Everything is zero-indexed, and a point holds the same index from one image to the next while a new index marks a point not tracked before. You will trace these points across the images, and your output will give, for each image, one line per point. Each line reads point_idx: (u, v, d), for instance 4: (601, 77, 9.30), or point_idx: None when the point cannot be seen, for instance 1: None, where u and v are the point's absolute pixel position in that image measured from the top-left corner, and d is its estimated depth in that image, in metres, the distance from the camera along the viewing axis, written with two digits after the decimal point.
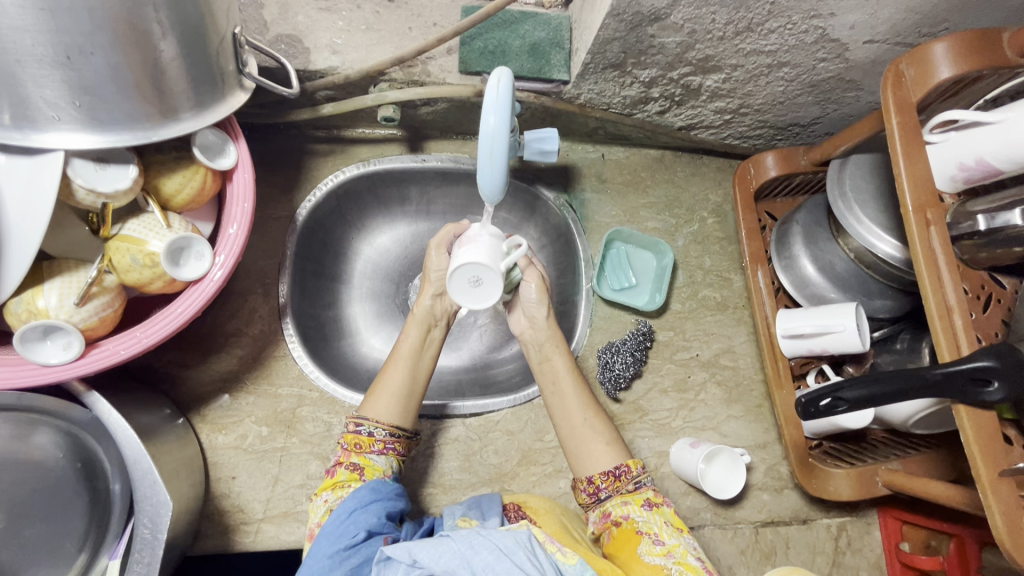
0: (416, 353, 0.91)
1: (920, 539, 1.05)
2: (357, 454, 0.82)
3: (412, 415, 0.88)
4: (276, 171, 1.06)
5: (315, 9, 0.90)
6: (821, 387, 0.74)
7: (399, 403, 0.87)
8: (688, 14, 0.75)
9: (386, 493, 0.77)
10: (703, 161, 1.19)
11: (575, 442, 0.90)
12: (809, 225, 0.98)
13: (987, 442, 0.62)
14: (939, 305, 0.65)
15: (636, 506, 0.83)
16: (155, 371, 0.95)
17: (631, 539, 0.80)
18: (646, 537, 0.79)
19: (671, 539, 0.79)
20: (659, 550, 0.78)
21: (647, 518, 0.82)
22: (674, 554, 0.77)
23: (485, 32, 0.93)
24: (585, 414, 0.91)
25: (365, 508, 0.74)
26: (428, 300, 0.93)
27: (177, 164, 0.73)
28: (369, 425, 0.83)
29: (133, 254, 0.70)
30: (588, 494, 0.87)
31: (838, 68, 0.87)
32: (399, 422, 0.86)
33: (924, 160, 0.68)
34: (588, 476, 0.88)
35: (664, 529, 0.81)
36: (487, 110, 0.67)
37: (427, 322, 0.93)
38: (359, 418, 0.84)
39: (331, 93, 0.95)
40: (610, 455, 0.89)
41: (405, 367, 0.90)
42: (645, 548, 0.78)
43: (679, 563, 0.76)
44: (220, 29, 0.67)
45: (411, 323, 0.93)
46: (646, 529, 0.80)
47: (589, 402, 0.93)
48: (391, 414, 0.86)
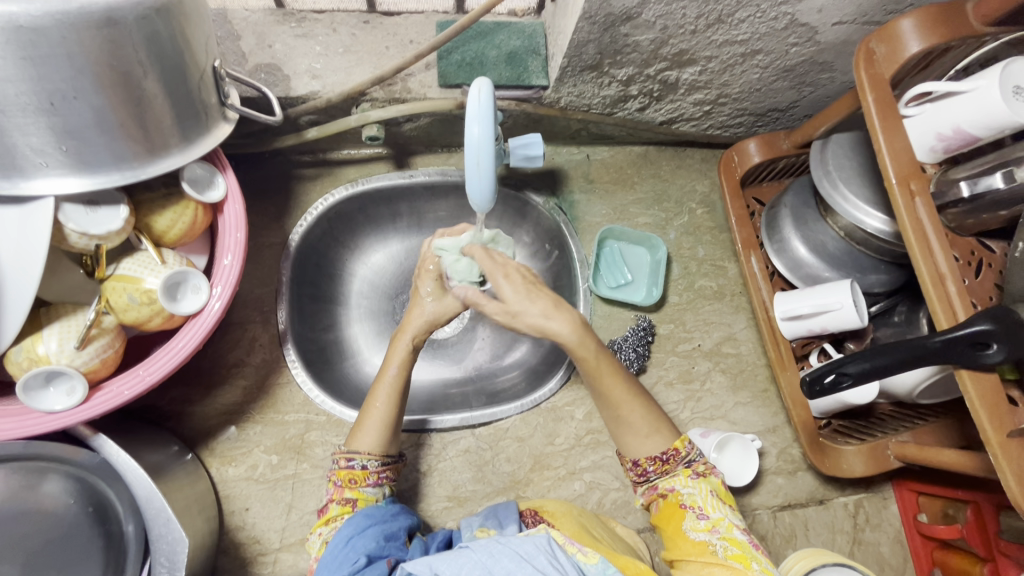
0: (398, 390, 0.88)
1: (937, 509, 1.06)
2: (351, 488, 0.82)
3: (397, 441, 0.87)
4: (265, 199, 1.06)
5: (292, 36, 0.91)
6: (824, 363, 0.71)
7: (387, 432, 0.85)
8: (659, 11, 0.76)
9: (381, 517, 0.77)
10: (686, 154, 1.21)
11: (620, 424, 0.82)
12: (797, 207, 0.99)
13: (992, 404, 0.63)
14: (930, 274, 0.66)
15: (684, 478, 0.79)
16: (160, 409, 0.95)
17: (674, 514, 0.77)
18: (690, 512, 0.76)
19: (715, 512, 0.76)
20: (704, 525, 0.75)
21: (694, 489, 0.78)
22: (718, 529, 0.74)
23: (461, 45, 0.94)
24: (625, 399, 0.81)
25: (362, 534, 0.74)
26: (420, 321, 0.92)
27: (167, 200, 0.73)
28: (361, 458, 0.82)
29: (129, 293, 0.69)
30: (636, 473, 0.82)
31: (810, 51, 0.88)
32: (388, 449, 0.85)
33: (902, 134, 0.69)
34: (637, 458, 0.81)
35: (710, 501, 0.77)
36: (470, 121, 0.67)
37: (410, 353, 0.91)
38: (349, 453, 0.83)
39: (314, 118, 0.96)
40: (659, 440, 0.81)
41: (388, 395, 0.87)
42: (690, 524, 0.75)
43: (724, 538, 0.73)
44: (199, 64, 0.68)
45: (394, 353, 0.90)
46: (690, 502, 0.77)
47: (626, 384, 0.82)
48: (381, 443, 0.84)
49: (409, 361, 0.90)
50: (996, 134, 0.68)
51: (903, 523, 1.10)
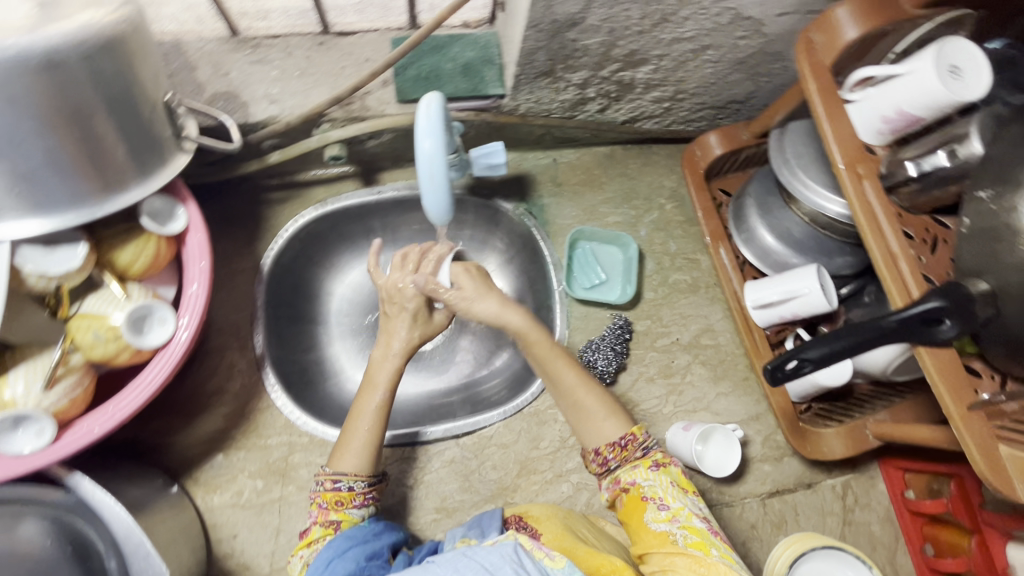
0: (383, 413, 0.88)
1: (923, 484, 1.07)
2: (336, 510, 0.82)
3: (381, 461, 0.87)
4: (235, 226, 1.07)
5: (248, 62, 0.92)
6: (784, 350, 0.68)
7: (372, 452, 0.85)
8: (603, 15, 0.77)
9: (362, 537, 0.78)
10: (652, 151, 1.22)
11: (576, 412, 0.88)
12: (761, 196, 1.00)
13: (951, 378, 0.64)
14: (882, 255, 0.67)
15: (643, 471, 0.81)
16: (140, 442, 0.95)
17: (637, 507, 0.79)
18: (652, 503, 0.78)
19: (676, 502, 0.78)
20: (664, 516, 0.76)
21: (654, 481, 0.80)
22: (678, 518, 0.76)
23: (417, 60, 0.95)
24: (576, 383, 0.89)
25: (342, 556, 0.74)
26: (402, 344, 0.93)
27: (129, 235, 0.73)
28: (347, 479, 0.82)
29: (95, 330, 0.70)
30: (597, 463, 0.86)
31: (759, 43, 0.89)
32: (374, 469, 0.85)
33: (844, 120, 0.71)
34: (596, 448, 0.86)
35: (670, 492, 0.79)
36: (421, 136, 0.68)
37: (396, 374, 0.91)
38: (335, 474, 0.83)
39: (277, 141, 0.97)
40: (615, 422, 0.86)
41: (373, 416, 0.87)
42: (652, 515, 0.77)
43: (683, 526, 0.75)
44: (150, 98, 0.69)
45: (378, 376, 0.90)
46: (651, 493, 0.79)
47: (581, 376, 0.89)
48: (366, 464, 0.84)
49: (394, 382, 0.91)
50: (938, 113, 0.69)
51: (891, 501, 1.11)
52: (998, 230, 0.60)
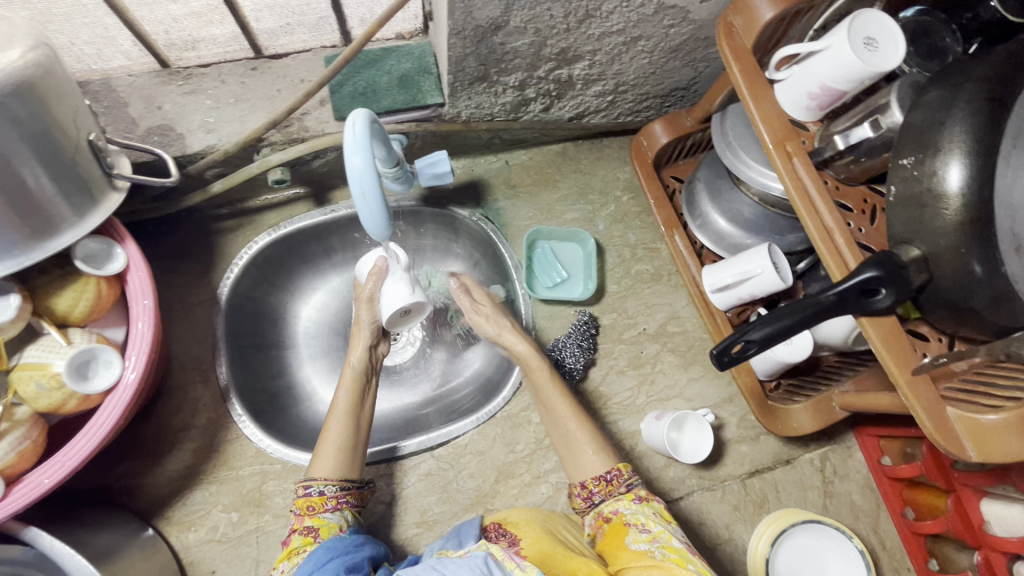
0: (352, 415, 0.91)
1: (897, 450, 1.08)
2: (310, 516, 0.81)
3: (358, 466, 0.88)
4: (188, 259, 1.06)
5: (180, 94, 0.92)
6: (729, 334, 0.69)
7: (342, 456, 0.87)
8: (525, 16, 0.78)
9: (343, 549, 0.76)
10: (604, 144, 1.22)
11: (568, 446, 0.91)
12: (710, 180, 1.00)
13: (894, 345, 0.65)
14: (817, 229, 0.68)
15: (627, 501, 0.82)
16: (109, 487, 0.94)
17: (619, 532, 0.79)
18: (633, 528, 0.78)
19: (657, 526, 0.78)
20: (645, 537, 0.76)
21: (638, 511, 0.81)
22: (658, 539, 0.76)
23: (351, 76, 0.94)
24: (570, 421, 0.92)
25: (322, 568, 0.72)
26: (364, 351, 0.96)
27: (65, 280, 0.72)
28: (318, 484, 0.83)
29: (38, 380, 0.69)
30: (583, 499, 0.86)
31: (689, 30, 0.90)
32: (347, 474, 0.86)
33: (768, 101, 0.72)
34: (581, 482, 0.87)
35: (652, 517, 0.79)
36: (350, 154, 0.68)
37: (362, 378, 0.95)
38: (307, 481, 0.84)
39: (220, 170, 0.97)
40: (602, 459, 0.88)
41: (341, 421, 0.89)
42: (632, 538, 0.77)
43: (662, 546, 0.75)
44: (72, 138, 0.68)
45: (343, 382, 0.93)
46: (634, 520, 0.79)
47: (572, 405, 0.93)
48: (338, 467, 0.86)
49: (361, 386, 0.94)
50: (859, 86, 0.69)
51: (870, 469, 1.11)
52: (922, 196, 0.60)
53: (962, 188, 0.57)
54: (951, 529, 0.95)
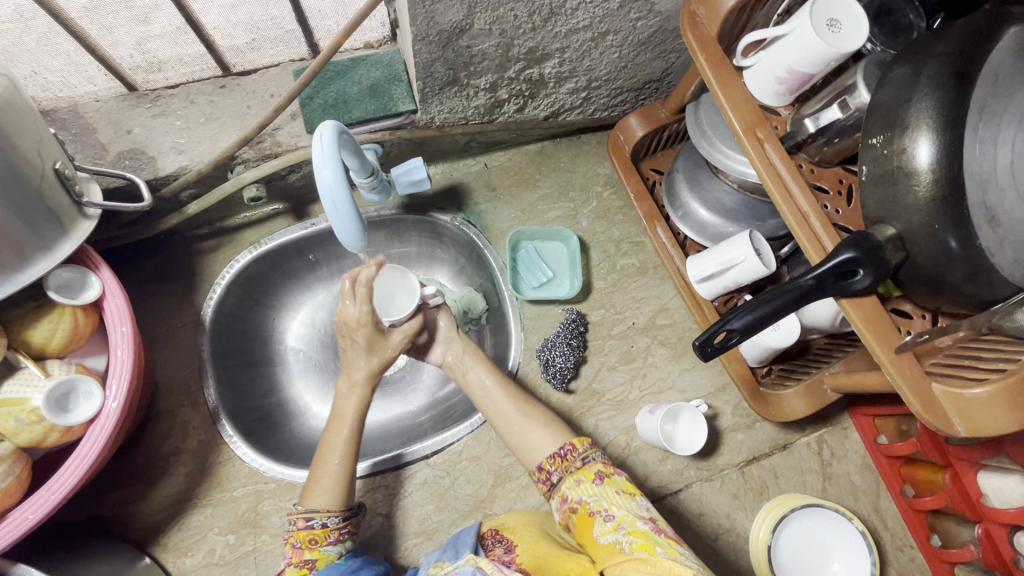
0: (353, 443, 0.87)
1: (893, 427, 1.07)
2: (311, 549, 0.80)
3: (354, 491, 0.86)
4: (170, 282, 1.05)
5: (149, 117, 0.91)
6: (711, 324, 0.69)
7: (343, 486, 0.84)
8: (489, 18, 0.78)
9: None
10: (582, 141, 1.22)
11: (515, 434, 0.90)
12: (689, 170, 1.00)
13: (877, 325, 0.65)
14: (794, 214, 0.68)
15: (589, 485, 0.80)
16: (102, 517, 0.93)
17: (586, 523, 0.77)
18: (598, 517, 0.76)
19: (620, 510, 0.77)
20: (610, 526, 0.75)
21: (600, 494, 0.79)
22: (624, 525, 0.74)
23: (322, 88, 0.94)
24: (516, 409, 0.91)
25: None
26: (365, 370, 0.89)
27: (39, 312, 0.71)
28: (321, 517, 0.81)
29: (16, 415, 0.68)
30: (545, 486, 0.85)
31: (657, 22, 0.90)
32: (346, 502, 0.84)
33: (736, 88, 0.72)
34: (539, 465, 0.86)
35: (614, 500, 0.78)
36: (320, 166, 0.68)
37: (363, 400, 0.90)
38: (307, 513, 0.82)
39: (195, 191, 0.96)
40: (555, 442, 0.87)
41: (342, 447, 0.86)
42: (599, 529, 0.75)
43: (628, 533, 0.73)
44: (36, 168, 0.67)
45: (345, 407, 0.88)
46: (597, 507, 0.77)
47: (519, 395, 0.93)
48: (338, 498, 0.83)
49: (363, 410, 0.90)
50: (827, 67, 0.69)
51: (867, 449, 1.11)
52: (894, 174, 0.60)
53: (931, 163, 0.57)
54: (950, 504, 0.95)
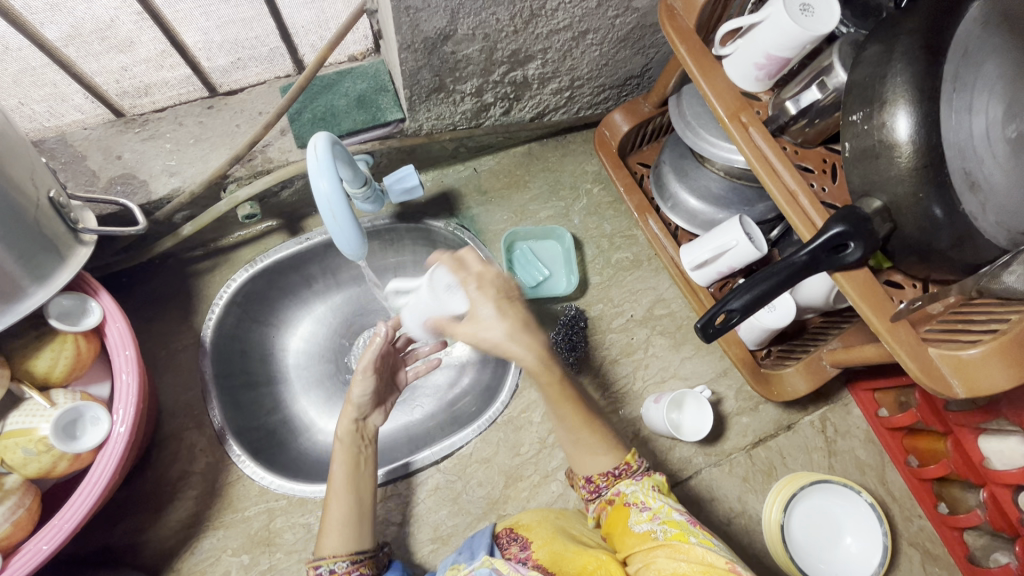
0: (350, 487, 0.86)
1: (892, 400, 1.09)
2: None
3: (369, 534, 0.85)
4: (167, 305, 1.05)
5: (138, 141, 0.92)
6: (710, 306, 0.71)
7: (351, 530, 0.83)
8: (472, 23, 0.80)
9: None
10: (569, 140, 1.23)
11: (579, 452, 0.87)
12: (676, 161, 1.02)
13: (869, 296, 0.67)
14: (783, 193, 0.70)
15: (628, 479, 0.83)
16: (112, 547, 0.92)
17: (622, 515, 0.80)
18: (633, 508, 0.79)
19: (656, 502, 0.78)
20: (646, 516, 0.77)
21: (638, 488, 0.81)
22: (659, 515, 0.76)
23: (310, 101, 0.95)
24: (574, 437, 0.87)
25: None
26: (349, 423, 0.90)
27: (41, 341, 0.71)
28: (328, 563, 0.80)
29: (24, 446, 0.67)
30: (588, 491, 0.85)
31: (635, 18, 0.92)
32: (357, 547, 0.83)
33: (718, 75, 0.74)
34: (586, 476, 0.86)
35: (649, 494, 0.80)
36: (316, 177, 0.70)
37: (354, 443, 0.89)
38: (317, 561, 0.80)
39: (189, 212, 0.97)
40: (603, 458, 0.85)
41: (345, 495, 0.85)
42: (634, 519, 0.77)
43: (664, 522, 0.74)
44: (30, 197, 0.67)
45: (336, 451, 0.88)
46: (634, 499, 0.80)
47: (583, 415, 0.85)
48: (346, 542, 0.82)
49: (354, 454, 0.89)
50: (803, 50, 0.71)
51: (869, 423, 1.13)
52: (875, 148, 0.62)
53: (911, 136, 0.59)
54: (954, 471, 0.97)
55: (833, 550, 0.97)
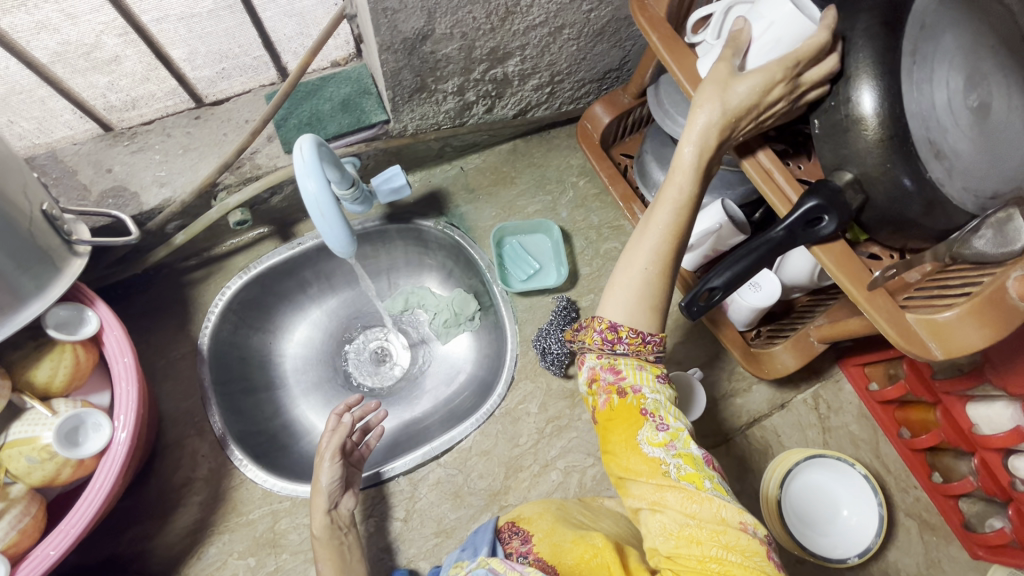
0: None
1: (882, 373, 1.12)
2: None
3: None
4: (163, 314, 1.07)
5: (128, 154, 0.94)
6: (694, 285, 0.75)
7: None
8: (450, 22, 0.82)
9: None
10: (553, 135, 1.25)
11: (637, 290, 0.70)
12: (657, 150, 1.04)
13: (847, 266, 0.69)
14: (757, 171, 0.72)
15: (651, 379, 0.71)
16: (119, 555, 0.93)
17: (631, 417, 0.68)
18: (649, 421, 0.68)
19: (676, 422, 0.68)
20: (661, 438, 0.67)
21: (660, 396, 0.70)
22: (675, 444, 0.66)
23: (294, 108, 0.97)
24: (652, 265, 0.70)
25: None
26: (323, 517, 0.87)
27: (41, 352, 0.72)
28: None
29: (28, 454, 0.69)
30: (602, 340, 0.71)
31: (610, 11, 0.94)
32: None
33: (691, 58, 0.75)
34: (613, 322, 0.70)
35: (670, 411, 0.69)
36: (304, 178, 0.71)
37: (332, 537, 0.86)
38: None
39: (180, 222, 0.99)
40: (649, 318, 0.70)
41: None
42: (646, 434, 0.67)
43: (679, 455, 0.66)
44: (24, 211, 0.68)
45: (319, 556, 0.84)
46: (652, 409, 0.68)
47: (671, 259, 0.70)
48: None
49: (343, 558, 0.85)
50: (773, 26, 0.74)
51: (861, 398, 1.14)
52: (843, 123, 0.64)
53: (875, 109, 0.62)
54: (944, 439, 0.99)
55: (830, 524, 0.99)
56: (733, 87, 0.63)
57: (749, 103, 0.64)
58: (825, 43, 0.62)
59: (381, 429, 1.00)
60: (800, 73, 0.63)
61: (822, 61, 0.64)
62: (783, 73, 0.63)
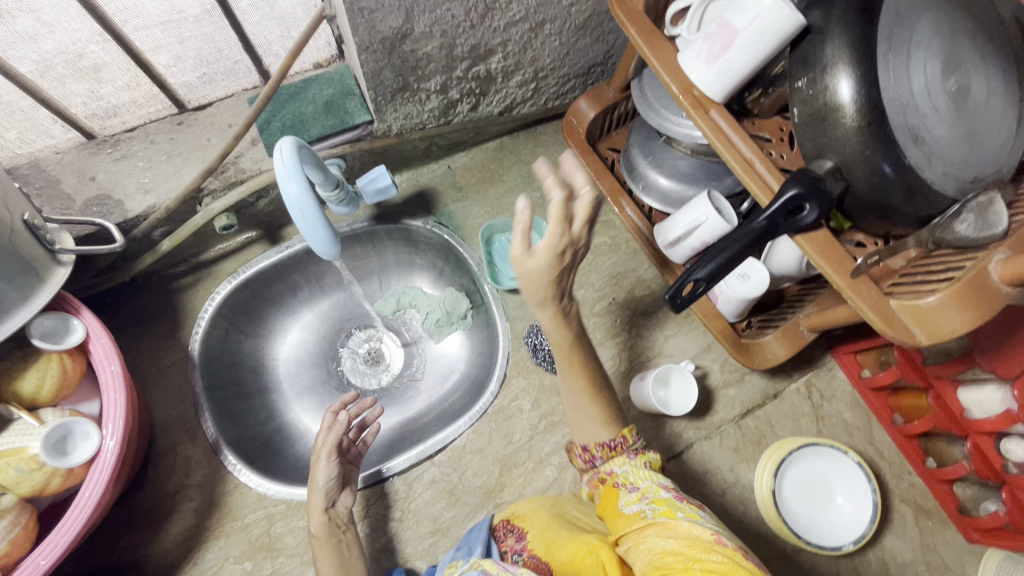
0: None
1: (874, 360, 1.12)
2: None
3: None
4: (153, 321, 1.06)
5: (112, 161, 0.94)
6: (678, 277, 0.74)
7: None
8: (429, 20, 0.82)
9: None
10: (540, 131, 1.25)
11: (586, 416, 0.83)
12: (643, 144, 1.04)
13: (830, 255, 0.68)
14: (738, 161, 0.71)
15: (625, 462, 0.79)
16: (114, 563, 0.93)
17: (613, 496, 0.76)
18: (623, 489, 0.76)
19: (646, 481, 0.76)
20: (635, 496, 0.74)
21: (630, 468, 0.78)
22: (648, 495, 0.73)
23: (277, 111, 0.96)
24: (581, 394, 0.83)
25: None
26: (321, 518, 0.86)
27: (27, 362, 0.72)
28: None
29: (16, 465, 0.68)
30: (583, 461, 0.83)
31: (590, 5, 0.94)
32: None
33: (669, 51, 0.76)
34: (583, 445, 0.83)
35: (641, 474, 0.77)
36: (284, 181, 0.71)
37: (331, 537, 0.86)
38: None
39: (167, 228, 0.98)
40: (606, 429, 0.82)
41: None
42: (624, 500, 0.74)
43: (652, 501, 0.72)
44: (5, 222, 0.68)
45: (319, 554, 0.85)
46: (624, 479, 0.77)
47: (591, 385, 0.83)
48: None
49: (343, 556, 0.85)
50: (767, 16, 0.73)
51: (854, 386, 1.14)
52: (821, 111, 0.64)
53: (853, 96, 0.61)
54: (937, 424, 0.99)
55: (825, 512, 0.99)
56: (526, 264, 0.67)
57: (549, 272, 0.68)
58: (563, 201, 0.64)
59: (377, 425, 1.01)
60: (571, 235, 0.67)
61: (585, 212, 0.67)
62: (559, 246, 0.66)
